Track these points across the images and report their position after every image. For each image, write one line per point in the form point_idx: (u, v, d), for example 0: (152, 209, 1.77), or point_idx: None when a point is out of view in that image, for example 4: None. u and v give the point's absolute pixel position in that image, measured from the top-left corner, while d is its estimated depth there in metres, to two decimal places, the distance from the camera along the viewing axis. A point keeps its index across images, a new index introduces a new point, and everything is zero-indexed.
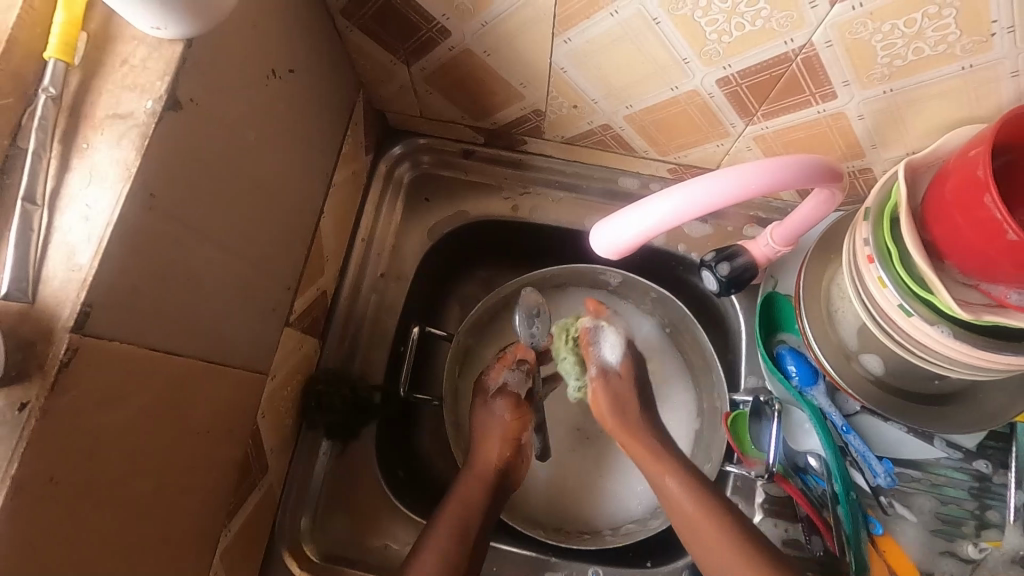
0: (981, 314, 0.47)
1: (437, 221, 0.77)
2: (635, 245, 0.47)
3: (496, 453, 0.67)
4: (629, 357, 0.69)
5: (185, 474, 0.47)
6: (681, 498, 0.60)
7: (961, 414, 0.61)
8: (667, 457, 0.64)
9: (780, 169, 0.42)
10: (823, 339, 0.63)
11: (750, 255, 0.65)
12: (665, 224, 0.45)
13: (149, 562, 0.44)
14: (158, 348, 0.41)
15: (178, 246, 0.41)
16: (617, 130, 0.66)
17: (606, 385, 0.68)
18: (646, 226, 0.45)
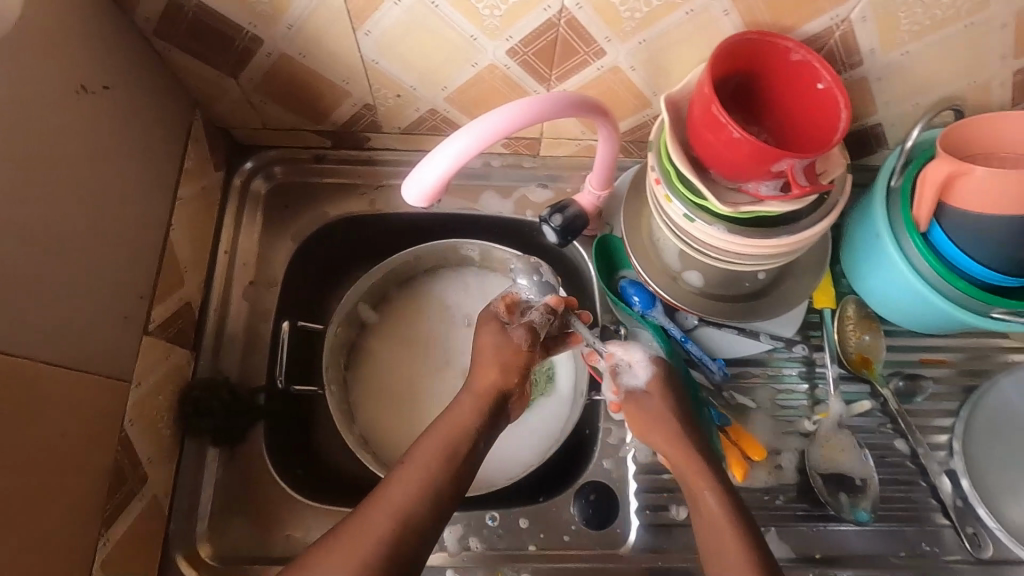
0: (740, 207, 0.57)
1: (301, 224, 0.80)
2: (439, 188, 0.52)
3: (496, 376, 0.65)
4: (657, 375, 0.67)
5: (42, 476, 0.48)
6: (722, 522, 0.57)
7: (767, 305, 0.71)
8: (712, 465, 0.61)
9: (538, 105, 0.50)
10: (650, 266, 0.72)
11: (579, 205, 0.73)
12: (457, 162, 0.50)
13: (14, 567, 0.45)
14: None
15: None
16: (445, 114, 0.73)
17: (637, 404, 0.66)
18: (442, 166, 0.50)
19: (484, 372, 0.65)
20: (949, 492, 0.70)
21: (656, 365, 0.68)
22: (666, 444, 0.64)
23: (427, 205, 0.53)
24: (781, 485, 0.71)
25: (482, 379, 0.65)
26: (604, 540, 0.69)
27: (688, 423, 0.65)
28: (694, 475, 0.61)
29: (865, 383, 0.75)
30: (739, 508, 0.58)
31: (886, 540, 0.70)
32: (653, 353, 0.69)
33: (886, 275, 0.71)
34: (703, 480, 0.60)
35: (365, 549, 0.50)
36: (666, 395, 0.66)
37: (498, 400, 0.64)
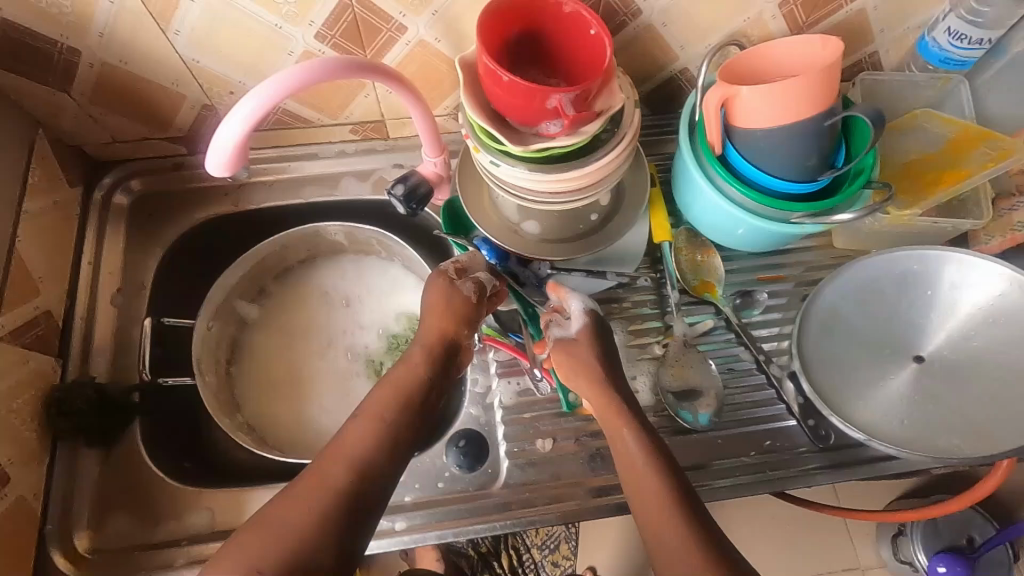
0: (532, 147, 0.62)
1: (166, 230, 0.84)
2: (237, 156, 0.55)
3: (439, 330, 0.69)
4: (587, 326, 0.70)
5: None
6: (637, 461, 0.61)
7: (598, 239, 0.78)
8: (628, 411, 0.65)
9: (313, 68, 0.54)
10: (490, 222, 0.77)
11: (420, 175, 0.78)
12: (245, 129, 0.54)
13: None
14: None
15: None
16: (283, 106, 0.78)
17: (569, 349, 0.69)
18: (232, 134, 0.54)
19: (430, 318, 0.70)
20: (798, 404, 0.76)
21: (587, 316, 0.71)
22: (592, 388, 0.68)
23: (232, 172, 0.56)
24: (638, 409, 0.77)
25: (428, 329, 0.70)
26: (475, 481, 0.73)
27: (609, 367, 0.69)
28: (616, 421, 0.65)
29: (711, 306, 0.81)
30: (653, 448, 0.62)
31: (737, 444, 0.76)
32: (590, 303, 0.72)
33: (704, 206, 0.78)
34: (623, 425, 0.64)
35: (315, 499, 0.54)
36: (593, 346, 0.69)
37: (446, 353, 0.69)
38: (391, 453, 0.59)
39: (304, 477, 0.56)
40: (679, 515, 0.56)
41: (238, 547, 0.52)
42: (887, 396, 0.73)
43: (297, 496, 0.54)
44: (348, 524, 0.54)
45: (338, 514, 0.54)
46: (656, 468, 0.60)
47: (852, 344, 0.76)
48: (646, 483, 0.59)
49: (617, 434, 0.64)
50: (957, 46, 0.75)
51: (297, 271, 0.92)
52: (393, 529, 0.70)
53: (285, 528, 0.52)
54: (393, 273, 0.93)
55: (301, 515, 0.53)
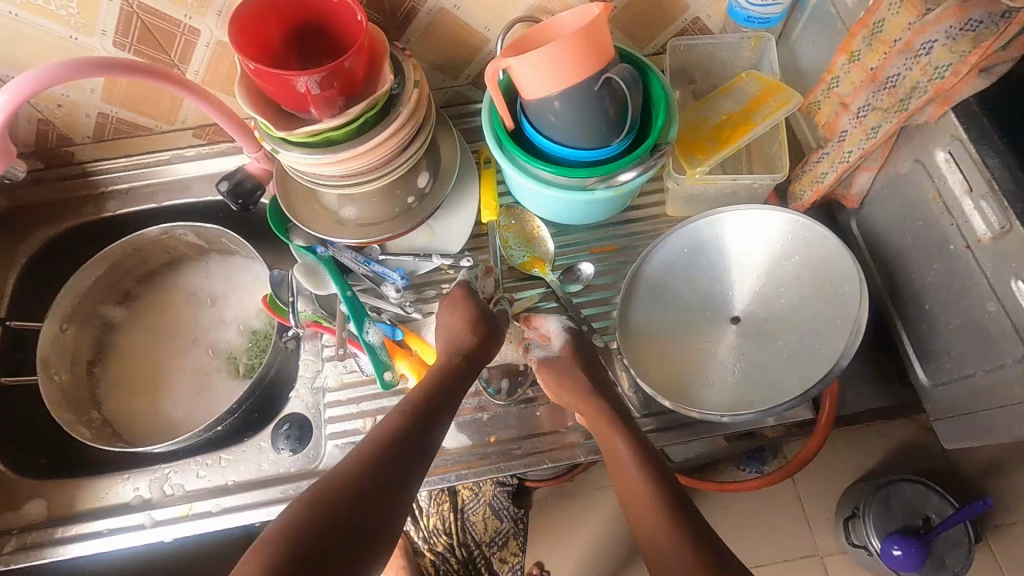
0: (296, 131, 0.64)
1: (27, 240, 0.89)
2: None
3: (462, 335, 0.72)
4: (566, 345, 0.74)
5: None
6: (628, 465, 0.65)
7: (415, 214, 0.80)
8: (620, 422, 0.68)
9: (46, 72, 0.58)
10: (309, 213, 0.79)
11: (246, 171, 0.82)
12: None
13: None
14: None
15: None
16: (115, 115, 0.83)
17: (549, 367, 0.73)
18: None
19: (443, 338, 0.73)
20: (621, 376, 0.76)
21: (568, 335, 0.75)
22: (578, 401, 0.70)
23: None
24: None
25: (449, 340, 0.72)
26: (295, 464, 0.75)
27: (597, 380, 0.72)
28: (610, 432, 0.67)
29: (539, 281, 0.82)
30: (647, 454, 0.65)
31: (556, 416, 0.76)
32: (567, 322, 0.77)
33: (516, 183, 0.78)
34: (615, 432, 0.67)
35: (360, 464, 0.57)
36: (578, 365, 0.72)
37: (469, 357, 0.71)
38: (420, 432, 0.62)
39: (362, 447, 0.59)
40: (668, 519, 0.59)
41: (297, 503, 0.54)
42: (699, 361, 0.72)
43: (346, 463, 0.58)
44: (387, 499, 0.56)
45: (380, 485, 0.56)
46: (647, 476, 0.63)
47: (667, 313, 0.75)
48: (637, 487, 0.63)
49: (609, 442, 0.67)
50: (754, 3, 0.74)
51: (163, 273, 0.96)
52: (210, 512, 0.73)
53: (337, 492, 0.54)
54: (257, 271, 0.96)
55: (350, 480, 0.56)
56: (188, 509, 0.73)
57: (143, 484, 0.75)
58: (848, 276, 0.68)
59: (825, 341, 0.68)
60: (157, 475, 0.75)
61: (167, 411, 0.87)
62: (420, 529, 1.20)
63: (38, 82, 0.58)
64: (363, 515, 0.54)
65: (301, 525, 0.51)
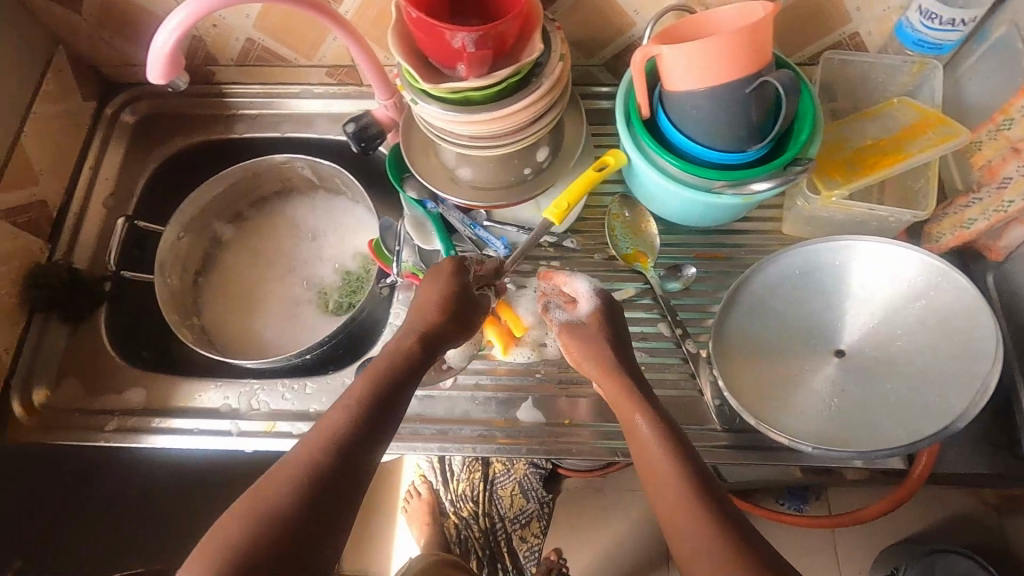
0: (442, 86, 0.65)
1: (160, 149, 0.94)
2: (169, 64, 0.63)
3: (428, 320, 0.67)
4: (593, 308, 0.70)
5: None
6: (651, 447, 0.59)
7: (530, 190, 0.80)
8: (635, 394, 0.63)
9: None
10: (428, 169, 0.80)
11: (374, 116, 0.84)
12: (169, 43, 0.61)
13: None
14: None
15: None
16: (261, 42, 0.86)
17: (574, 331, 0.69)
18: (159, 45, 0.61)
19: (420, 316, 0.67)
20: (709, 386, 0.74)
21: (595, 297, 0.71)
22: (601, 374, 0.67)
23: (163, 76, 0.64)
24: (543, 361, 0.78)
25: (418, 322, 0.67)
26: None
27: (620, 349, 0.68)
28: (627, 405, 0.63)
29: (637, 275, 0.81)
30: (668, 426, 0.60)
31: None
32: (596, 287, 0.73)
33: (637, 173, 0.77)
34: (634, 408, 0.62)
35: (299, 471, 0.53)
36: (601, 329, 0.69)
37: (428, 335, 0.66)
38: (367, 428, 0.57)
39: (296, 454, 0.55)
40: (694, 510, 0.54)
41: (226, 521, 0.50)
42: (794, 388, 0.70)
43: (278, 475, 0.53)
44: (334, 510, 0.53)
45: (328, 494, 0.53)
46: (668, 451, 0.58)
47: (768, 333, 0.73)
48: (666, 475, 0.58)
49: (628, 418, 0.62)
50: (930, 26, 0.69)
51: (273, 201, 1.00)
52: (291, 433, 0.76)
53: (273, 506, 0.51)
54: (360, 214, 0.99)
55: (292, 489, 0.52)
56: (270, 426, 0.77)
57: (232, 394, 0.80)
58: (980, 334, 0.64)
59: (941, 393, 0.65)
60: (243, 390, 0.80)
61: (259, 331, 0.92)
62: (449, 492, 1.28)
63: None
64: (309, 528, 0.50)
65: (231, 543, 0.48)
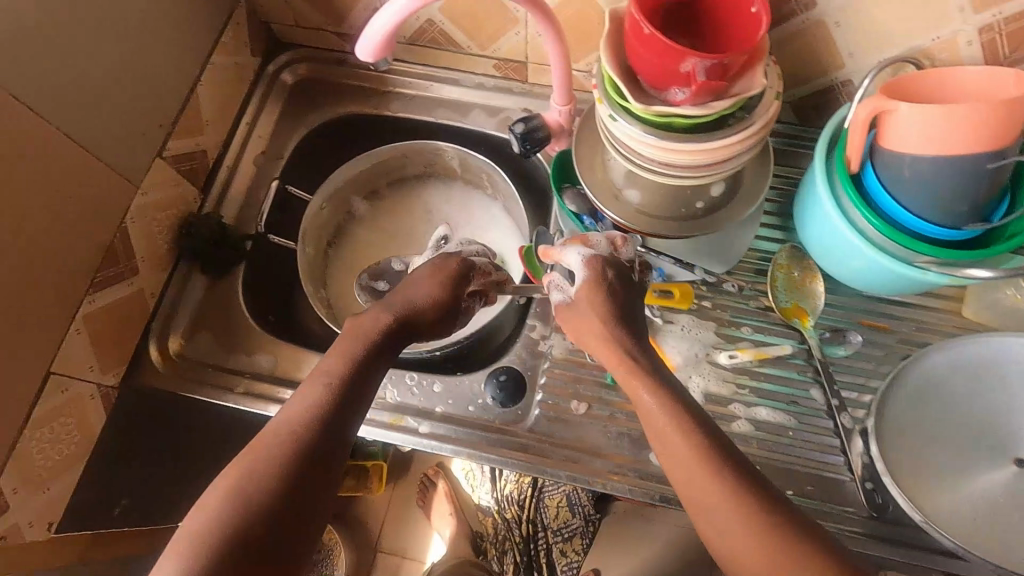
0: (652, 107, 0.62)
1: (314, 115, 0.93)
2: (384, 44, 0.61)
3: (430, 293, 0.66)
4: (588, 276, 0.62)
5: (34, 223, 0.61)
6: (667, 433, 0.54)
7: (700, 226, 0.75)
8: (643, 364, 0.58)
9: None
10: (596, 183, 0.78)
11: (543, 119, 0.81)
12: (387, 29, 0.59)
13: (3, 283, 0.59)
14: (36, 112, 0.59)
15: (15, 23, 0.57)
16: (440, 26, 0.83)
17: (572, 315, 0.64)
18: (376, 28, 0.59)
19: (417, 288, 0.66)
20: (860, 464, 0.69)
21: (586, 267, 0.63)
22: (603, 343, 0.61)
23: (374, 56, 0.62)
24: None
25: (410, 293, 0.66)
26: (501, 416, 0.75)
27: (627, 325, 0.61)
28: (630, 380, 0.59)
29: (795, 332, 0.76)
30: (676, 402, 0.55)
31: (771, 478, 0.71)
32: (590, 254, 0.64)
33: (820, 231, 0.72)
34: (638, 379, 0.58)
35: (270, 451, 0.51)
36: (600, 297, 0.61)
37: (414, 318, 0.64)
38: (341, 403, 0.55)
39: (267, 437, 0.52)
40: (740, 515, 0.50)
41: (207, 505, 0.47)
42: (964, 493, 0.66)
43: (263, 451, 0.51)
44: (313, 486, 0.50)
45: (310, 468, 0.51)
46: (687, 434, 0.54)
47: (938, 428, 0.69)
48: (711, 485, 0.51)
49: (633, 393, 0.58)
50: None
51: (411, 184, 0.98)
52: (416, 431, 0.74)
53: (257, 495, 0.48)
54: (494, 213, 0.97)
55: (268, 471, 0.49)
56: (398, 419, 0.75)
57: None
58: None
59: None
60: None
61: None
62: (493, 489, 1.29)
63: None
64: (286, 516, 0.48)
65: (208, 525, 0.46)
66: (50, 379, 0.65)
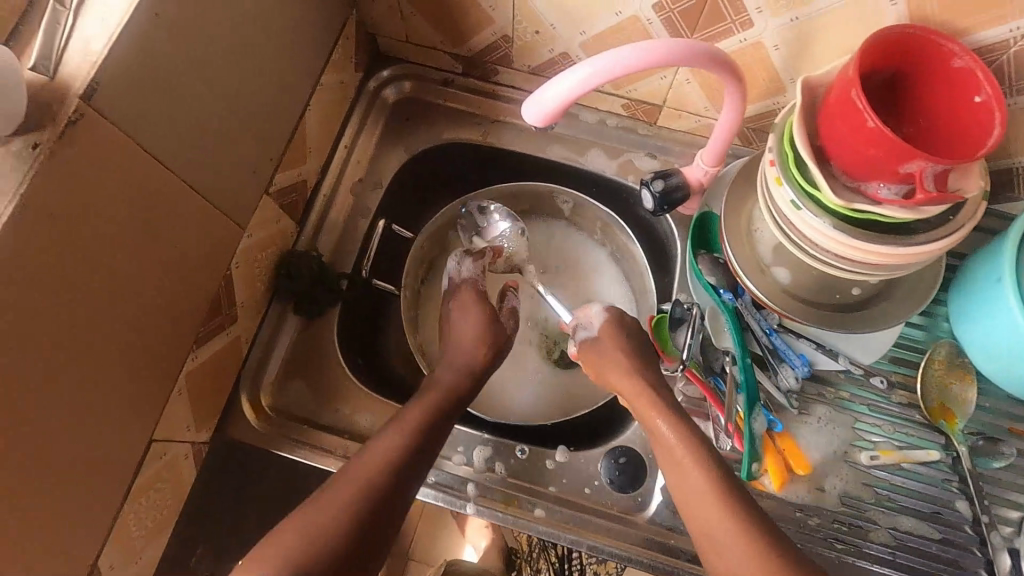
0: (853, 203, 0.55)
1: (416, 139, 0.85)
2: (558, 112, 0.53)
3: (476, 324, 0.76)
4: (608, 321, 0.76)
5: (151, 283, 0.54)
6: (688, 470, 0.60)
7: (858, 320, 0.68)
8: (662, 397, 0.67)
9: (653, 49, 0.51)
10: (741, 254, 0.71)
11: (684, 177, 0.73)
12: (567, 97, 0.51)
13: (115, 354, 0.52)
14: (163, 162, 0.51)
15: (166, 62, 0.49)
16: (576, 60, 0.75)
17: (595, 350, 0.74)
18: (554, 96, 0.51)
19: (466, 324, 0.77)
20: None
21: (607, 313, 0.77)
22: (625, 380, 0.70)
23: (543, 123, 0.54)
24: (816, 507, 0.69)
25: (461, 332, 0.76)
26: (621, 505, 0.69)
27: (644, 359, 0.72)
28: (647, 406, 0.67)
29: (941, 435, 0.71)
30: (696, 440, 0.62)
31: None
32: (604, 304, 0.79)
33: (1003, 331, 0.63)
34: (655, 409, 0.66)
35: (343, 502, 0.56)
36: (619, 342, 0.73)
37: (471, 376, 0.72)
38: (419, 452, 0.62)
39: (349, 481, 0.58)
40: (739, 546, 0.54)
41: (280, 537, 0.54)
42: None
43: (329, 498, 0.57)
44: (374, 528, 0.57)
45: (380, 520, 0.57)
46: (707, 469, 0.60)
47: None
48: (710, 523, 0.57)
49: (648, 418, 0.65)
50: None
51: None
52: (530, 514, 0.68)
53: (324, 549, 0.53)
54: (599, 259, 0.88)
55: (333, 517, 0.55)
56: (510, 499, 0.69)
57: (467, 448, 0.72)
58: None
59: None
60: (474, 446, 0.72)
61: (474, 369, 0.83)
62: None
63: (643, 61, 0.51)
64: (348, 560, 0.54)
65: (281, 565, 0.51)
66: (151, 446, 0.59)
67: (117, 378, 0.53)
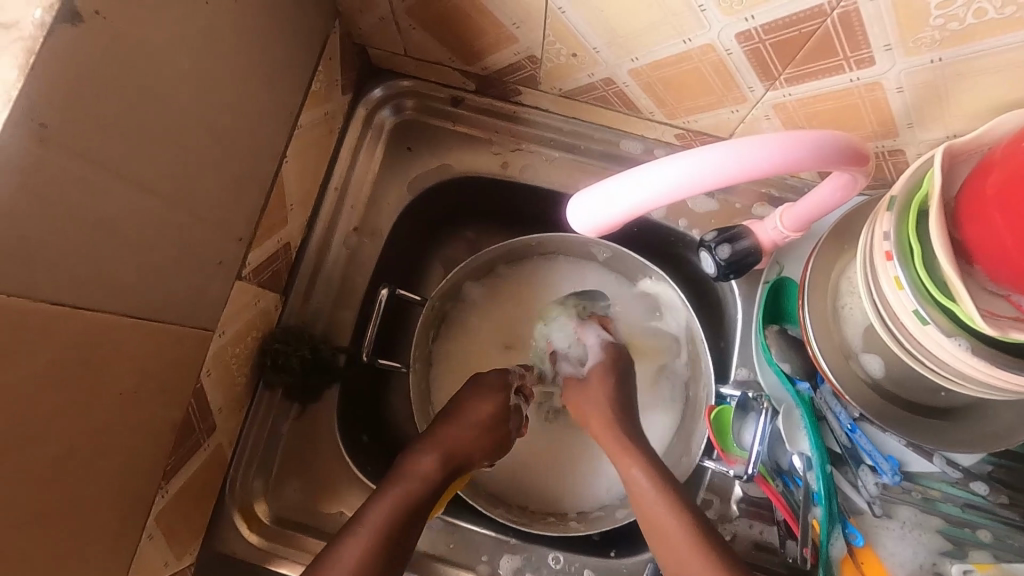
0: (1007, 330, 0.41)
1: (420, 174, 0.70)
2: (621, 222, 0.41)
3: (468, 434, 0.62)
4: (603, 360, 0.66)
5: (93, 445, 0.42)
6: (650, 497, 0.56)
7: (961, 429, 0.57)
8: (641, 445, 0.60)
9: (795, 144, 0.37)
10: (823, 336, 0.58)
11: (754, 239, 0.58)
12: (665, 198, 0.39)
13: (57, 538, 0.41)
14: (82, 305, 0.38)
15: (65, 179, 0.35)
16: (622, 87, 0.58)
17: (579, 402, 0.65)
18: (648, 195, 0.38)
19: (465, 424, 0.62)
20: None
21: (604, 351, 0.67)
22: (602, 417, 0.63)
23: (593, 231, 0.42)
24: None
25: (454, 430, 0.62)
26: None
27: (623, 411, 0.63)
28: (622, 454, 0.59)
29: None
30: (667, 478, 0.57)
31: None
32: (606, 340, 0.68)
33: None
34: (630, 456, 0.59)
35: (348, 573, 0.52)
36: (608, 385, 0.64)
37: (464, 450, 0.61)
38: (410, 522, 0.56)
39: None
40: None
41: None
42: None
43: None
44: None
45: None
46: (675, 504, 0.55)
47: None
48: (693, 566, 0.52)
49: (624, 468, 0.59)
50: None
51: (536, 262, 0.74)
52: None
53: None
54: (638, 312, 0.73)
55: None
56: None
57: (491, 557, 0.63)
58: None
59: None
60: (501, 556, 0.63)
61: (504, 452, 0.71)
62: None
63: (739, 164, 0.37)
64: None
65: None
66: None
67: (66, 559, 0.43)
